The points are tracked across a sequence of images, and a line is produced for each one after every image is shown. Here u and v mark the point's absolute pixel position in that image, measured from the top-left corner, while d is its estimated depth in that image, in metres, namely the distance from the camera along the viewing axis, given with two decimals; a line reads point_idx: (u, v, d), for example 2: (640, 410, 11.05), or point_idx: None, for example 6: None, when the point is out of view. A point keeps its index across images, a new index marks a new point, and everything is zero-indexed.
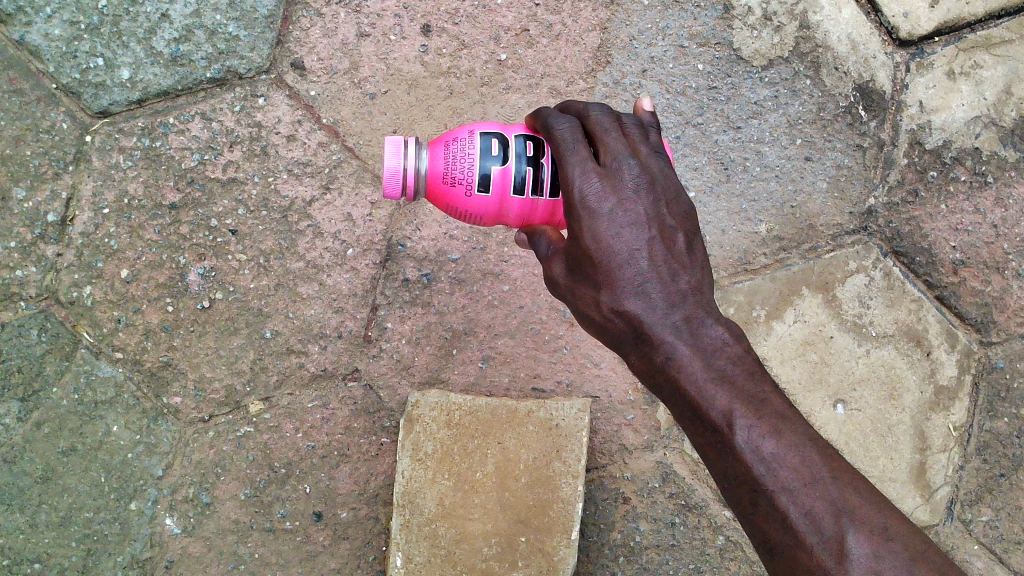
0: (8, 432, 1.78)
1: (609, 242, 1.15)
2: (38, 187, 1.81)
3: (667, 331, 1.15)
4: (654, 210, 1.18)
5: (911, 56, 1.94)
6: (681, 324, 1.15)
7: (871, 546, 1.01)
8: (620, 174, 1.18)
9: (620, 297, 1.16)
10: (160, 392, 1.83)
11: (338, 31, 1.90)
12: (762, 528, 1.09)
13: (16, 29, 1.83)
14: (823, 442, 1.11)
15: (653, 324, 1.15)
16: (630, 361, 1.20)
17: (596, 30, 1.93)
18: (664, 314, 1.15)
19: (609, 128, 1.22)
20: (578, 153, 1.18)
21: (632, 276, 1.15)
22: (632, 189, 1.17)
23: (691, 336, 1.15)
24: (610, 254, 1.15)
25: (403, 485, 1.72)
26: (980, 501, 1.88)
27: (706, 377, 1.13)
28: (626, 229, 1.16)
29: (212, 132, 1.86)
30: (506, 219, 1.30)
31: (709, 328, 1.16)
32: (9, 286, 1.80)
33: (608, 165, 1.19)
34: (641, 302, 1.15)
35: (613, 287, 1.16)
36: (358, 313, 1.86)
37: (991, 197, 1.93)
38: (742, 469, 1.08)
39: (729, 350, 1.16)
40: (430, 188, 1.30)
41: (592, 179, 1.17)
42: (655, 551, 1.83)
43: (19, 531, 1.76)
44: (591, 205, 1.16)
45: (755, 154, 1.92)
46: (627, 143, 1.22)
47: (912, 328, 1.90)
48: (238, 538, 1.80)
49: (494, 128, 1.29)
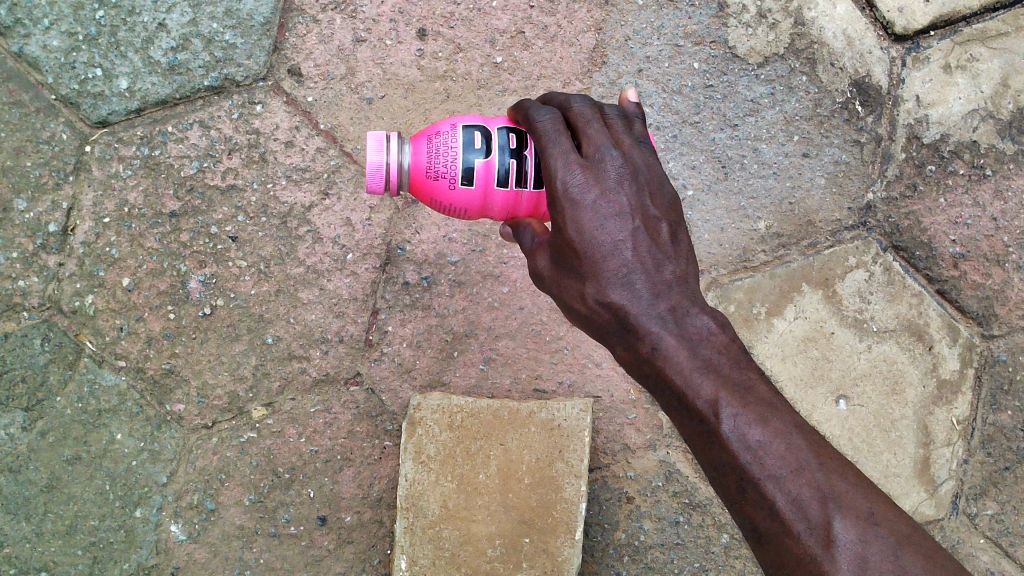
0: (13, 442, 1.79)
1: (593, 233, 1.16)
2: (39, 198, 1.83)
3: (653, 322, 1.15)
4: (638, 201, 1.19)
5: (907, 51, 1.95)
6: (667, 314, 1.16)
7: (857, 532, 1.02)
8: (603, 165, 1.18)
9: (605, 288, 1.16)
10: (163, 399, 1.84)
11: (335, 37, 1.91)
12: (749, 516, 1.09)
13: (14, 42, 1.84)
14: (809, 429, 1.11)
15: (638, 314, 1.15)
16: (616, 352, 1.21)
17: (591, 30, 1.94)
18: (649, 304, 1.15)
19: (592, 120, 1.23)
20: (560, 144, 1.19)
21: (616, 267, 1.16)
22: (615, 181, 1.18)
23: (676, 325, 1.15)
24: (594, 245, 1.16)
25: (407, 488, 1.73)
26: (985, 494, 1.88)
27: (693, 366, 1.13)
28: (610, 220, 1.16)
29: (211, 140, 1.87)
30: (491, 212, 1.31)
31: (694, 318, 1.16)
32: (12, 296, 1.81)
33: (590, 156, 1.19)
34: (626, 293, 1.16)
35: (597, 278, 1.16)
36: (359, 317, 1.87)
37: (989, 190, 1.93)
38: (728, 458, 1.09)
39: (715, 339, 1.15)
40: (414, 183, 1.31)
41: (575, 170, 1.17)
42: (659, 550, 1.83)
43: (25, 540, 1.77)
44: (574, 197, 1.16)
45: (752, 152, 1.92)
46: (610, 134, 1.23)
47: (914, 322, 1.90)
48: (243, 544, 1.81)
49: (477, 121, 1.30)
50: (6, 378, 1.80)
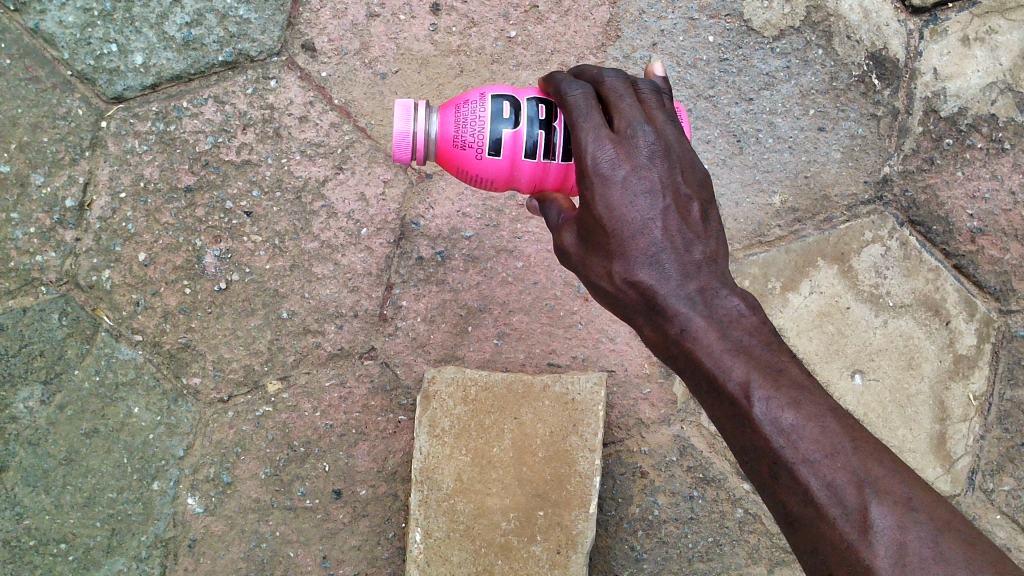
0: (31, 415, 1.82)
1: (622, 210, 1.15)
2: (55, 173, 1.84)
3: (681, 302, 1.15)
4: (670, 178, 1.18)
5: (925, 23, 1.93)
6: (696, 294, 1.15)
7: (895, 517, 1.00)
8: (634, 140, 1.18)
9: (632, 267, 1.16)
10: (179, 373, 1.85)
11: (348, 12, 1.91)
12: (782, 500, 1.07)
13: (31, 17, 1.85)
14: (843, 412, 1.09)
15: (667, 295, 1.15)
16: (641, 330, 1.21)
17: (605, 5, 1.93)
18: (678, 284, 1.15)
19: (623, 94, 1.21)
20: (591, 119, 1.18)
21: (645, 246, 1.15)
22: (646, 156, 1.17)
23: (706, 306, 1.15)
24: (624, 223, 1.15)
25: (421, 461, 1.74)
26: (1001, 470, 1.87)
27: (724, 349, 1.12)
28: (640, 198, 1.16)
29: (226, 115, 1.88)
30: (518, 183, 1.30)
31: (724, 298, 1.16)
32: (30, 271, 1.83)
33: (622, 131, 1.18)
34: (654, 273, 1.15)
35: (625, 258, 1.16)
36: (374, 292, 1.87)
37: (1008, 163, 1.90)
38: (760, 441, 1.07)
39: (745, 320, 1.15)
40: (441, 152, 1.32)
41: (606, 145, 1.16)
42: (673, 525, 1.83)
43: (45, 512, 1.80)
44: (605, 172, 1.16)
45: (768, 126, 1.90)
46: (642, 108, 1.21)
47: (930, 297, 1.89)
48: (260, 517, 1.82)
49: (507, 91, 1.29)
50: (24, 352, 1.82)
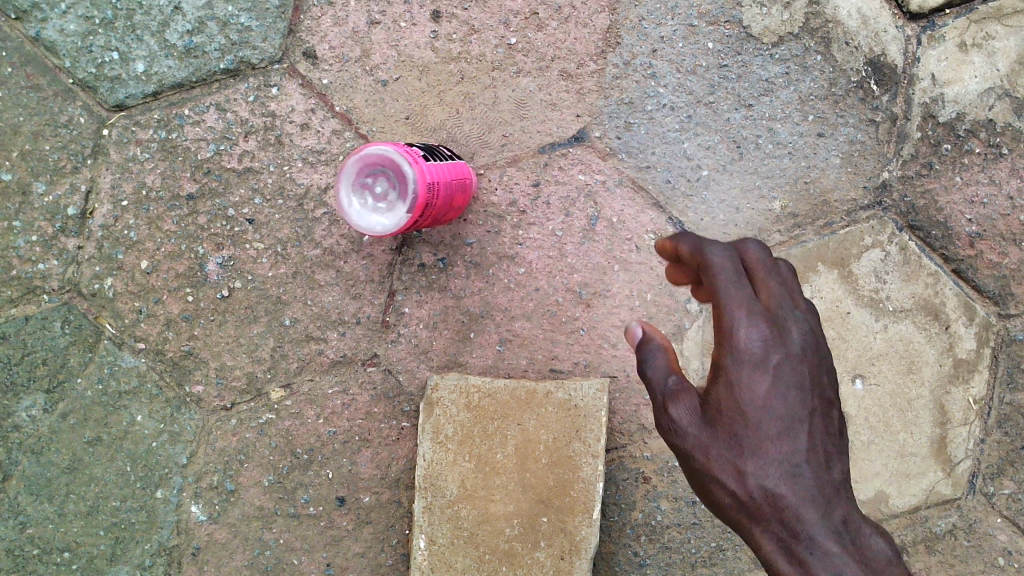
0: (34, 424, 1.83)
1: (750, 400, 1.11)
2: (57, 181, 1.85)
3: (799, 490, 1.05)
4: (817, 378, 1.14)
5: (922, 30, 1.92)
6: (805, 464, 1.07)
7: None
8: (769, 361, 1.12)
9: (740, 436, 1.10)
10: (182, 381, 1.86)
11: (349, 19, 1.91)
12: None
13: (32, 26, 1.85)
14: None
15: (774, 475, 1.07)
16: (761, 551, 1.07)
17: (605, 11, 1.92)
18: (789, 465, 1.07)
19: (770, 282, 1.17)
20: (735, 299, 1.14)
21: (767, 436, 1.09)
22: (776, 361, 1.12)
23: (814, 476, 1.07)
24: (748, 408, 1.11)
25: (426, 468, 1.76)
26: (1000, 473, 1.88)
27: (824, 531, 1.03)
28: (771, 408, 1.10)
29: (227, 122, 1.88)
30: None
31: (852, 516, 1.07)
32: (32, 280, 1.84)
33: (773, 309, 1.15)
34: (770, 466, 1.08)
35: (760, 457, 1.08)
36: (376, 299, 1.87)
37: (1006, 169, 1.91)
38: None
39: (864, 531, 1.06)
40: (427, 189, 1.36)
41: (751, 330, 1.12)
42: (676, 529, 1.84)
43: (49, 520, 1.81)
44: (735, 345, 1.13)
45: (767, 132, 1.91)
46: (775, 302, 1.15)
47: (929, 302, 1.90)
48: (264, 524, 1.83)
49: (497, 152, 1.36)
50: (27, 361, 1.83)
